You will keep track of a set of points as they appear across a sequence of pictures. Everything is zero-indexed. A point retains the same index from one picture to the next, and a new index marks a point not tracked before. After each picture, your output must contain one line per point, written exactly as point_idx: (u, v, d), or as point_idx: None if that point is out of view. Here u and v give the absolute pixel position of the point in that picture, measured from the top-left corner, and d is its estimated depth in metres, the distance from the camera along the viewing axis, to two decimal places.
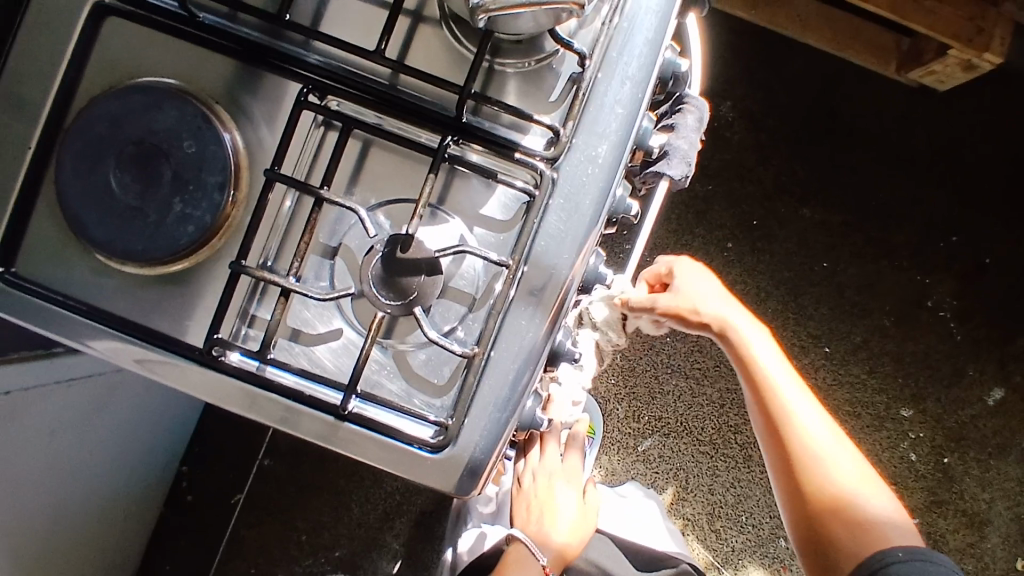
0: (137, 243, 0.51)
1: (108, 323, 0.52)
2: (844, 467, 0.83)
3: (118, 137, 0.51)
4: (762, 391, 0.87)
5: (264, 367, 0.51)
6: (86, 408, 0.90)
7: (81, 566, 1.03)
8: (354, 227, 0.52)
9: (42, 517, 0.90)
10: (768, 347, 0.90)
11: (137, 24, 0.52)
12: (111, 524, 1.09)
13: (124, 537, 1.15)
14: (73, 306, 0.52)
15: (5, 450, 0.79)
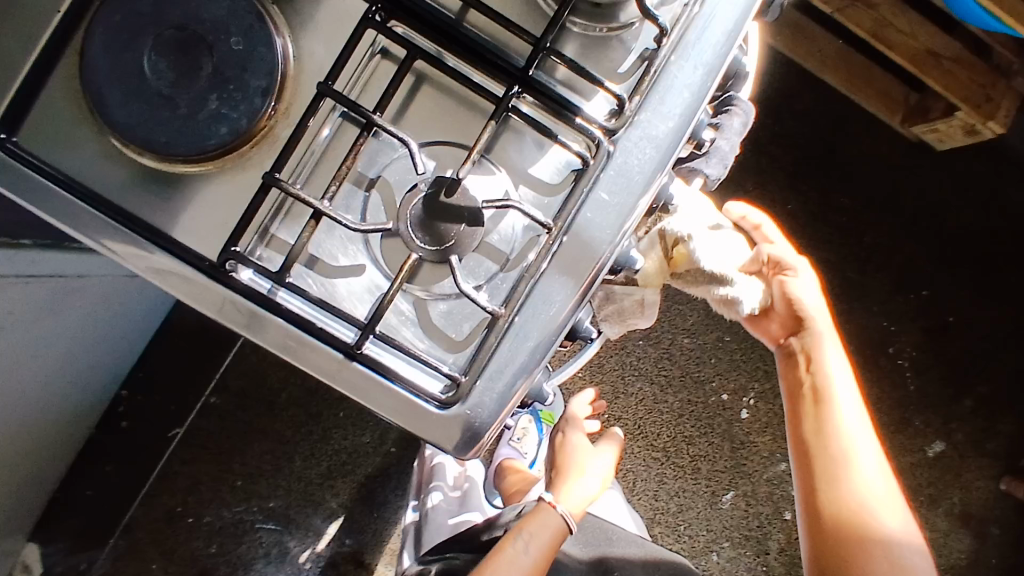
0: (162, 135, 0.47)
1: (109, 215, 0.48)
2: (882, 500, 0.76)
3: (161, 19, 0.47)
4: (820, 396, 0.77)
5: (276, 290, 0.49)
6: (33, 313, 0.84)
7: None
8: (396, 162, 0.50)
9: None
10: (842, 360, 0.78)
11: None
12: (38, 439, 1.03)
13: (49, 454, 1.09)
14: (73, 190, 0.48)
15: None
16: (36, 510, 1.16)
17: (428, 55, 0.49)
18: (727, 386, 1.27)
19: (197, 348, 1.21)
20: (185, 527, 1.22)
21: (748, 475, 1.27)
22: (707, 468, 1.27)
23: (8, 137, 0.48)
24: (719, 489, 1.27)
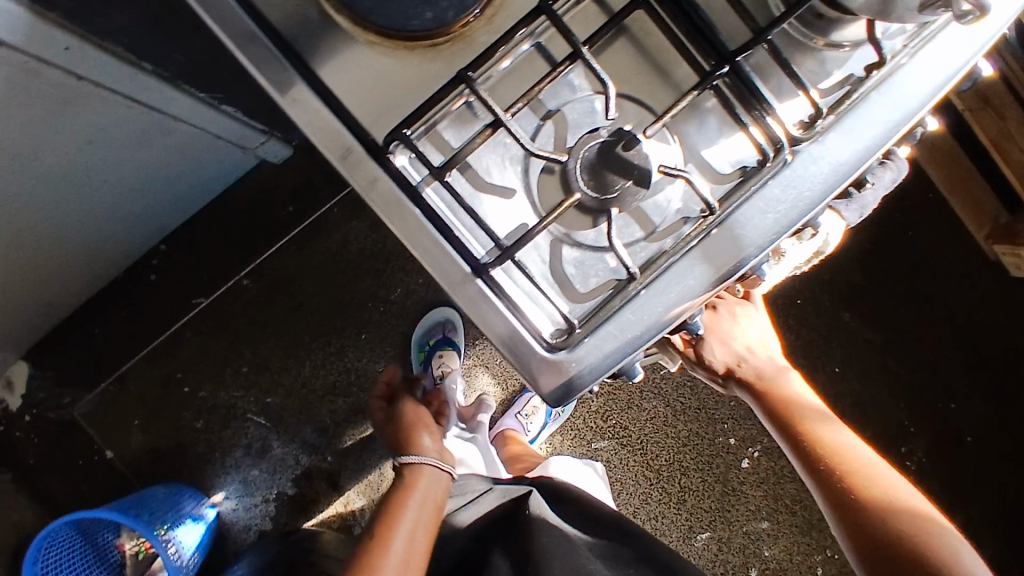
0: (366, 3, 0.48)
1: (281, 49, 0.48)
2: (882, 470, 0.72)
3: None
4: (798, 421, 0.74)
5: (425, 185, 0.48)
6: (119, 135, 0.83)
7: (32, 278, 0.98)
8: (581, 102, 0.49)
9: (31, 217, 0.85)
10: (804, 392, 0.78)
11: None
12: (68, 261, 1.03)
13: (76, 278, 1.10)
14: (253, 17, 0.48)
15: (45, 137, 0.74)
16: (41, 329, 1.18)
17: (649, 10, 0.49)
18: (738, 432, 1.28)
19: (245, 226, 1.21)
20: (179, 395, 1.23)
21: (728, 522, 1.27)
22: (692, 503, 1.27)
23: None
24: (696, 526, 1.27)
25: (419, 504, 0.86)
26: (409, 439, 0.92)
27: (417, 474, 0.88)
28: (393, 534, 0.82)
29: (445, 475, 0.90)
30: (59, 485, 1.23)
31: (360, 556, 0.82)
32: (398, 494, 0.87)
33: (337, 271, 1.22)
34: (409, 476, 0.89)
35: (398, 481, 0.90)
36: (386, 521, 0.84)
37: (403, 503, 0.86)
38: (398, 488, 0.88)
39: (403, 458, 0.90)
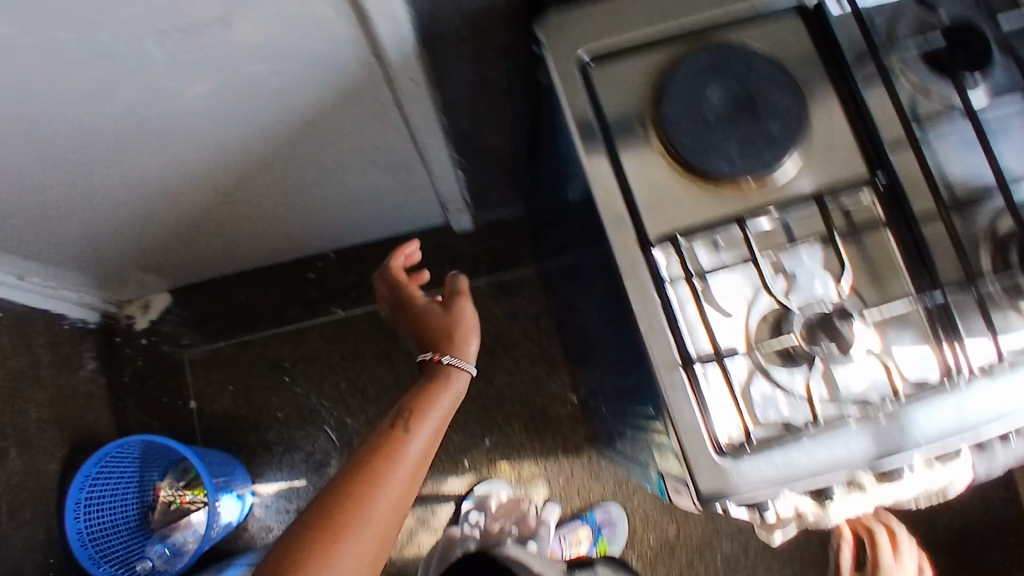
0: (682, 136, 0.60)
1: (604, 143, 0.61)
2: None
3: (742, 77, 0.60)
4: None
5: (671, 284, 0.59)
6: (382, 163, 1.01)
7: (240, 229, 1.16)
8: (813, 273, 0.60)
9: (282, 189, 1.04)
10: None
11: (814, 40, 0.63)
12: (269, 233, 1.21)
13: (263, 248, 1.29)
14: (596, 114, 0.62)
15: (337, 140, 0.92)
16: (203, 270, 1.34)
17: (892, 229, 0.60)
18: None
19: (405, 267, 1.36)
20: (279, 381, 1.36)
21: None
22: None
23: (589, 62, 0.63)
24: None
25: (451, 407, 0.80)
26: (442, 338, 0.84)
27: (442, 377, 0.81)
28: (393, 461, 0.71)
29: (464, 375, 0.82)
30: (143, 410, 1.36)
31: (347, 474, 0.70)
32: (407, 425, 0.74)
33: None
34: (432, 377, 0.81)
35: (411, 391, 0.80)
36: (386, 444, 0.72)
37: (410, 436, 0.73)
38: (408, 395, 0.79)
39: (432, 357, 0.82)
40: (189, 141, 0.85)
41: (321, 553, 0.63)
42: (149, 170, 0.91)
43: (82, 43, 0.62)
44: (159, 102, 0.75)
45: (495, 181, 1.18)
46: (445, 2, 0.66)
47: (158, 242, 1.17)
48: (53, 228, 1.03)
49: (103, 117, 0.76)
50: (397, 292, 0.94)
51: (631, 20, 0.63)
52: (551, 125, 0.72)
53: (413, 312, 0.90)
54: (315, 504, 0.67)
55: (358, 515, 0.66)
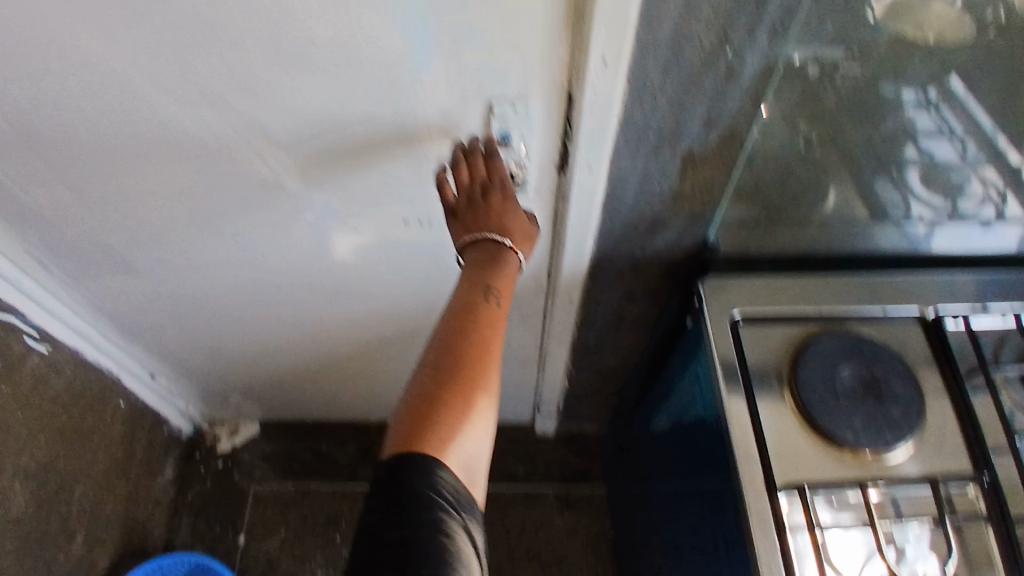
0: (814, 398, 0.70)
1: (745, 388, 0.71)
2: None
3: (868, 363, 0.72)
4: None
5: (791, 530, 0.64)
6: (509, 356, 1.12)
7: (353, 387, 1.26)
8: (920, 550, 0.65)
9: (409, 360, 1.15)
10: None
11: (930, 346, 0.76)
12: (375, 395, 1.31)
13: (360, 406, 1.38)
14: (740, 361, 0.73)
15: None
16: (297, 411, 1.42)
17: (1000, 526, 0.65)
18: None
19: None
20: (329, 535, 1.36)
21: None
22: None
23: (739, 320, 0.76)
24: None
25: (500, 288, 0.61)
26: (501, 224, 0.63)
27: (496, 259, 0.62)
28: (490, 337, 0.58)
29: (518, 263, 0.64)
30: (194, 534, 1.36)
31: (437, 352, 0.57)
32: (495, 294, 0.60)
33: (518, 539, 1.34)
34: (483, 260, 0.62)
35: (465, 278, 0.62)
36: (473, 317, 0.58)
37: (499, 310, 0.60)
38: (469, 281, 0.61)
39: (495, 240, 0.62)
40: (366, 305, 0.97)
41: (448, 418, 0.53)
42: (315, 320, 1.01)
43: (342, 215, 0.77)
44: (329, 268, 0.88)
45: (591, 394, 1.27)
46: (622, 249, 0.82)
47: (272, 385, 1.27)
48: (205, 352, 1.12)
49: (312, 269, 0.88)
50: (470, 180, 0.64)
51: (776, 295, 0.78)
52: (694, 357, 0.85)
53: (472, 193, 0.64)
54: (418, 380, 0.56)
55: (481, 379, 0.56)
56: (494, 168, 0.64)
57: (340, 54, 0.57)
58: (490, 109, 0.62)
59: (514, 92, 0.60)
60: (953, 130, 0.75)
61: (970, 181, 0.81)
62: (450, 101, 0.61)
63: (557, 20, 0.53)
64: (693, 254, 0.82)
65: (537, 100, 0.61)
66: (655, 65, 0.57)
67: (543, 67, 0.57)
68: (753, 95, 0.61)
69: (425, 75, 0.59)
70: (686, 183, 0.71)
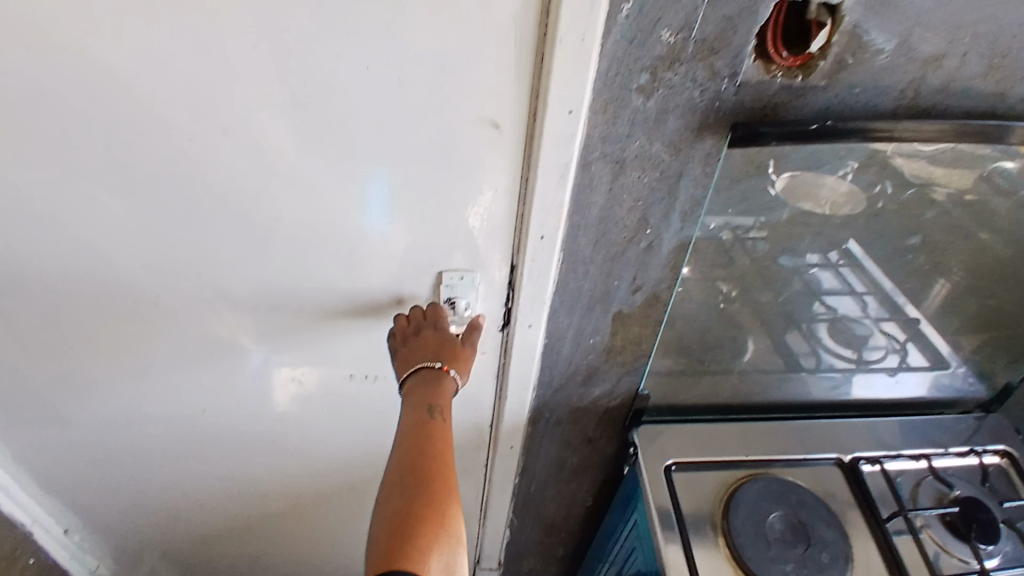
0: (748, 544, 0.72)
1: (682, 533, 0.74)
2: None
3: (795, 508, 0.76)
4: None
5: None
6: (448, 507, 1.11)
7: (285, 544, 1.20)
8: None
9: (347, 515, 1.11)
10: None
11: (850, 488, 0.81)
12: (306, 554, 1.24)
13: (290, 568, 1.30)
14: (676, 506, 0.77)
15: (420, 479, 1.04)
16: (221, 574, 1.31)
17: None
18: None
19: None
20: None
21: None
22: None
23: (673, 465, 0.81)
24: None
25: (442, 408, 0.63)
26: (438, 349, 0.65)
27: (434, 379, 0.64)
28: (441, 452, 0.60)
29: (455, 382, 0.65)
30: None
31: (395, 475, 0.57)
32: (441, 413, 0.62)
33: None
34: (422, 383, 0.63)
35: (406, 405, 0.63)
36: (425, 435, 0.60)
37: (445, 427, 0.62)
38: (411, 403, 0.63)
39: (431, 362, 0.64)
40: (305, 460, 0.95)
41: (420, 532, 0.52)
42: (251, 474, 0.98)
43: (287, 368, 0.79)
44: (267, 419, 0.87)
45: (534, 546, 1.25)
46: (560, 398, 0.87)
47: (193, 547, 1.19)
48: (127, 511, 1.07)
49: (252, 421, 0.87)
50: (407, 326, 0.68)
51: (706, 443, 0.84)
52: (631, 505, 0.88)
53: (407, 334, 0.67)
54: (383, 500, 0.56)
55: (446, 492, 0.57)
56: (432, 312, 0.68)
57: (309, 234, 0.63)
58: (440, 278, 0.68)
59: (463, 266, 0.67)
60: (854, 287, 0.83)
61: (874, 333, 0.89)
62: (406, 270, 0.67)
63: (504, 209, 0.62)
64: (628, 403, 0.87)
65: (483, 273, 0.68)
66: (585, 241, 0.65)
67: (489, 246, 0.65)
68: (673, 265, 0.69)
69: (383, 249, 0.65)
70: (617, 338, 0.78)
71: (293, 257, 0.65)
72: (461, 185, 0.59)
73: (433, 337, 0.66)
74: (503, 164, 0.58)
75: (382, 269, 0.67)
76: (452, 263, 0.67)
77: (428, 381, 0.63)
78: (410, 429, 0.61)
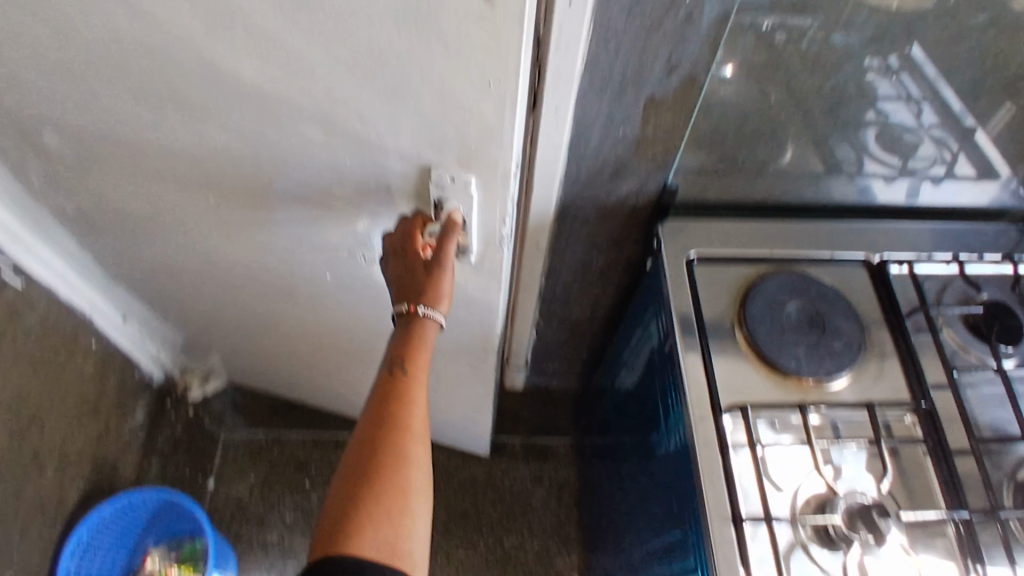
0: (764, 330, 0.74)
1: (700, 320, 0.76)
2: None
3: (814, 300, 0.76)
4: None
5: (734, 447, 0.69)
6: (465, 384, 1.14)
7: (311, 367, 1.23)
8: (854, 470, 0.69)
9: None
10: None
11: (873, 286, 0.81)
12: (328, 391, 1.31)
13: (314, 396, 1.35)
14: (694, 293, 0.78)
15: None
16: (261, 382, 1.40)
17: (926, 447, 0.70)
18: None
19: None
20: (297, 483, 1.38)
21: None
22: None
23: (695, 257, 0.81)
24: None
25: (414, 352, 0.68)
26: (413, 289, 0.70)
27: (411, 322, 0.70)
28: (400, 409, 0.64)
29: (433, 323, 0.70)
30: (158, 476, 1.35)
31: (364, 427, 0.63)
32: (403, 367, 0.66)
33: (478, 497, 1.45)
34: (402, 326, 0.70)
35: (387, 352, 0.69)
36: (394, 389, 0.65)
37: (415, 380, 0.66)
38: (388, 355, 0.68)
39: (402, 305, 0.70)
40: (347, 294, 0.95)
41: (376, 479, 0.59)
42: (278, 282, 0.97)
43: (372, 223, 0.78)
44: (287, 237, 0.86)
45: (558, 349, 1.31)
46: (586, 195, 0.86)
47: (240, 347, 1.26)
48: (174, 301, 1.13)
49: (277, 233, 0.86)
50: (392, 248, 0.73)
51: (729, 240, 0.83)
52: (652, 300, 0.90)
53: (392, 258, 0.73)
54: (351, 451, 0.62)
55: (407, 446, 0.62)
56: (412, 227, 0.72)
57: (307, 97, 0.61)
58: (429, 175, 0.68)
59: (453, 166, 0.66)
60: (910, 92, 0.81)
61: (923, 142, 0.87)
62: (403, 146, 0.65)
63: (503, 112, 0.59)
64: (654, 202, 0.86)
65: (476, 176, 0.67)
66: (617, 9, 0.60)
67: (484, 146, 0.63)
68: (712, 39, 0.64)
69: (376, 122, 0.62)
70: (648, 127, 0.75)
71: (286, 98, 0.61)
72: (457, 81, 0.56)
73: (408, 262, 0.71)
74: (496, 61, 0.53)
75: (381, 147, 0.65)
76: (443, 157, 0.66)
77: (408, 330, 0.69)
78: (382, 384, 0.66)
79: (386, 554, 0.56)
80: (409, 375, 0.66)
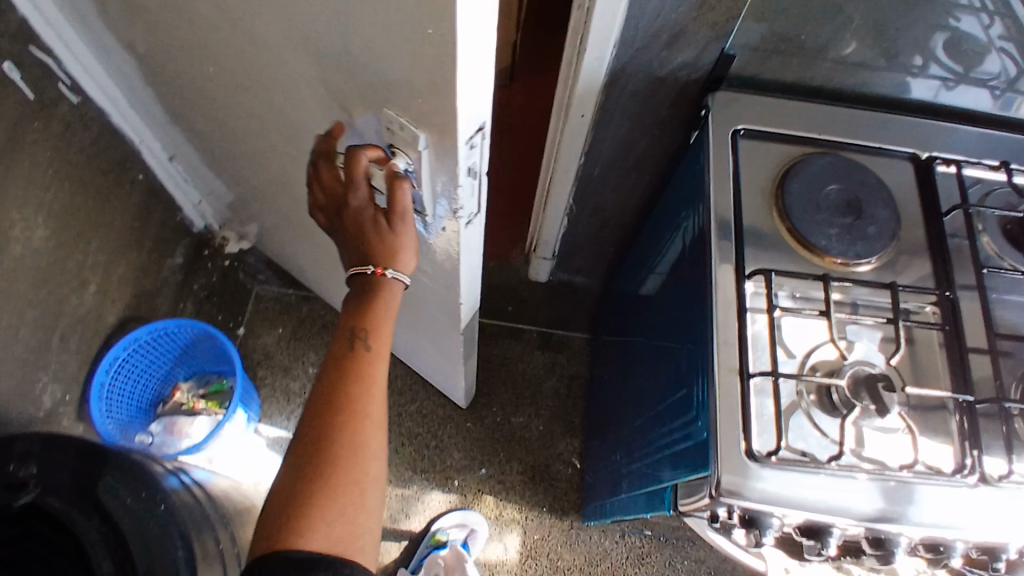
0: (798, 205, 0.74)
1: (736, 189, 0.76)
2: None
3: (856, 183, 0.76)
4: None
5: (750, 309, 0.71)
6: None
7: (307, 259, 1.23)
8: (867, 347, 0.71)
9: None
10: None
11: (916, 182, 0.80)
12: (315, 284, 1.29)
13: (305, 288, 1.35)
14: (735, 164, 0.78)
15: None
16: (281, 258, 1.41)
17: (939, 335, 0.72)
18: None
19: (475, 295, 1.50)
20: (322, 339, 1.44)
21: None
22: None
23: (741, 129, 0.80)
24: None
25: (374, 326, 0.70)
26: (373, 249, 0.69)
27: (374, 291, 0.70)
28: (358, 386, 0.67)
29: (395, 287, 0.71)
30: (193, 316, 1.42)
31: (318, 401, 0.66)
32: (366, 341, 0.69)
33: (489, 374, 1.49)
34: (364, 294, 0.71)
35: (345, 322, 0.71)
36: (352, 364, 0.68)
37: (374, 353, 0.69)
38: (348, 326, 0.70)
39: (364, 268, 0.70)
40: None
41: (327, 460, 0.62)
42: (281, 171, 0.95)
43: None
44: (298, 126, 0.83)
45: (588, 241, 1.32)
46: (640, 61, 0.84)
47: None
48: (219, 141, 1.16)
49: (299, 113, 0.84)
50: (336, 187, 0.71)
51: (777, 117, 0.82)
52: (690, 178, 0.90)
53: (338, 201, 0.71)
54: (307, 425, 0.65)
55: (361, 423, 0.65)
56: (352, 162, 0.65)
57: None
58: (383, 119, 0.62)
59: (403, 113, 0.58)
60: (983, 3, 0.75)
61: (989, 53, 0.81)
62: (362, 74, 0.57)
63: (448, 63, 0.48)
64: (709, 74, 0.85)
65: (427, 136, 0.59)
66: None
67: (437, 118, 0.55)
68: None
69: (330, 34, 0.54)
70: None
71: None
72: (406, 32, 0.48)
73: (355, 211, 0.68)
74: (445, 35, 0.45)
75: (346, 65, 0.58)
76: (395, 96, 0.57)
77: (372, 300, 0.71)
78: (341, 359, 0.68)
79: (341, 546, 0.60)
80: (367, 353, 0.68)
